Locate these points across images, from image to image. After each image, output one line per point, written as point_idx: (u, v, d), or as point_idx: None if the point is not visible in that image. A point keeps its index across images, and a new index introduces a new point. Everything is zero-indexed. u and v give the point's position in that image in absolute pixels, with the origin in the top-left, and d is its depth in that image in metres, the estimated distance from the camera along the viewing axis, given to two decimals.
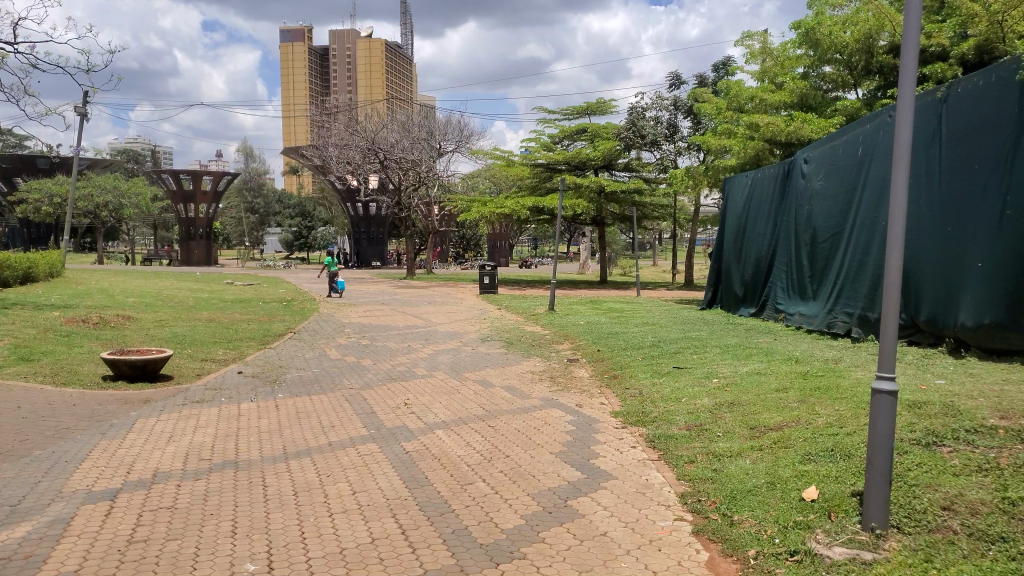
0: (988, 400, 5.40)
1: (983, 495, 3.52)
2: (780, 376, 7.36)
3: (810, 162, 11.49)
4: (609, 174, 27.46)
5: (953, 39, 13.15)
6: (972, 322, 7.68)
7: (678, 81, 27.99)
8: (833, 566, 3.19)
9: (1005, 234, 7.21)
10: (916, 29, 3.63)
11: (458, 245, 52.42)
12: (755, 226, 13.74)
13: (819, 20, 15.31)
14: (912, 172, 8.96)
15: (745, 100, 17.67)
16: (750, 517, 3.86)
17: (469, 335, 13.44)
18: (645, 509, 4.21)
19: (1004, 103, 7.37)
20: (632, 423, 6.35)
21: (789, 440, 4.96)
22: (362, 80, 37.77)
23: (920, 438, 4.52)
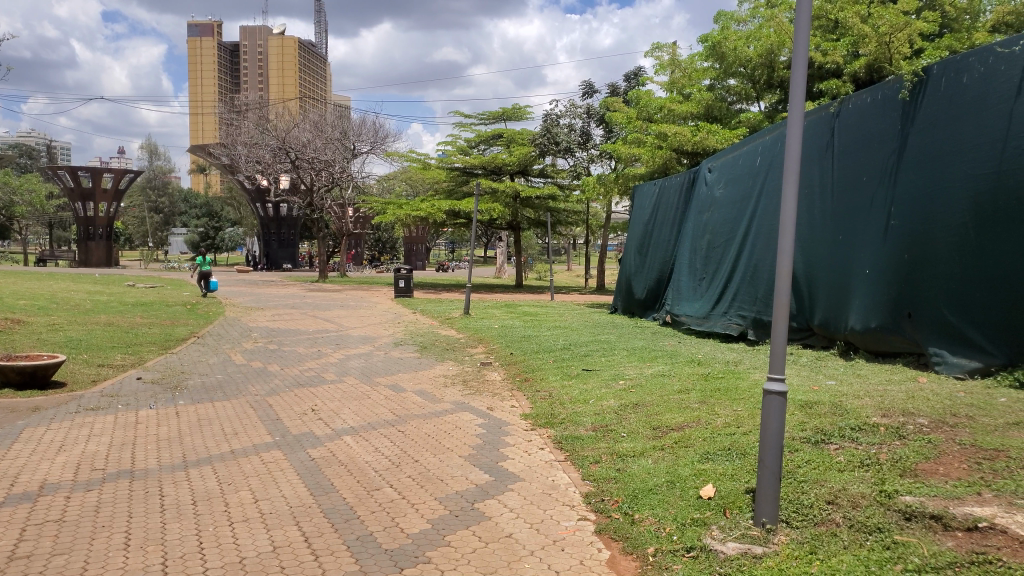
0: (873, 399, 5.73)
1: (865, 489, 3.74)
2: (682, 377, 7.60)
3: (713, 172, 11.92)
4: (525, 180, 27.78)
5: (846, 57, 13.86)
6: (859, 326, 8.12)
7: (592, 90, 28.56)
8: (726, 560, 3.31)
9: (890, 243, 7.65)
10: (805, 49, 3.81)
11: (374, 248, 51.91)
12: (659, 234, 14.12)
13: (725, 35, 15.89)
14: (806, 182, 9.44)
15: (653, 109, 18.16)
16: (651, 516, 3.98)
17: (382, 339, 13.32)
18: (550, 510, 4.29)
19: (889, 120, 7.86)
20: (541, 424, 6.45)
21: (689, 440, 5.14)
22: (273, 78, 36.87)
23: (810, 437, 4.76)
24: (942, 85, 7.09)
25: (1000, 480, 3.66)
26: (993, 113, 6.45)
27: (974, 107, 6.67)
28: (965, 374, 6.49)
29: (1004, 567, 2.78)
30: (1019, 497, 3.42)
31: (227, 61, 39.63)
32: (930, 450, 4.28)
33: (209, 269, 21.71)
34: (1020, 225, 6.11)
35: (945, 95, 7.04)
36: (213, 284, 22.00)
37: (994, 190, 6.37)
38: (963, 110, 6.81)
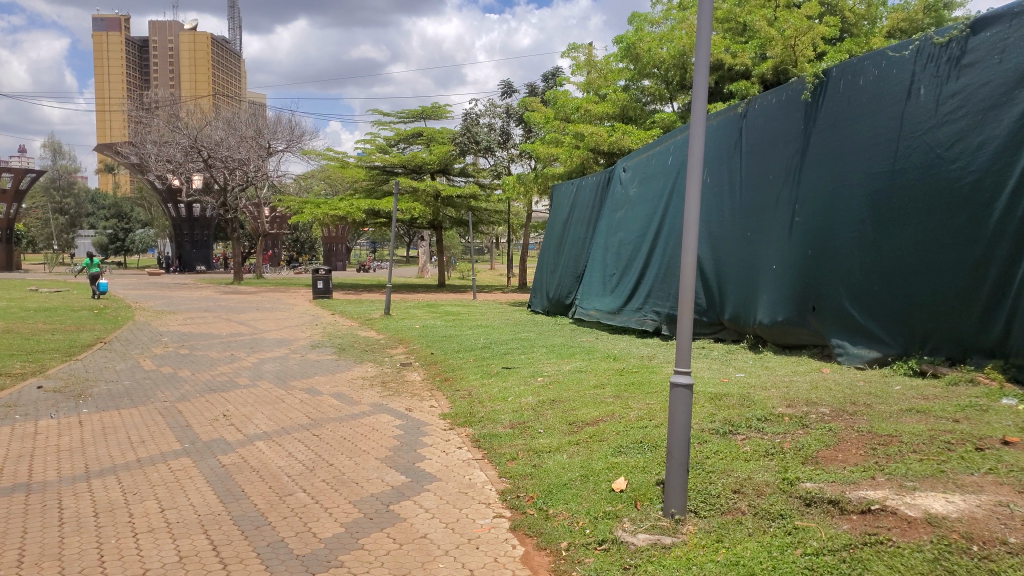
0: (778, 390, 5.95)
1: (768, 477, 3.88)
2: (599, 373, 7.73)
3: (627, 171, 12.13)
4: (446, 179, 27.73)
5: (754, 59, 14.40)
6: (767, 319, 8.40)
7: (511, 90, 28.73)
8: (637, 551, 3.38)
9: (795, 239, 7.94)
10: (708, 52, 3.88)
11: (292, 249, 50.82)
12: (576, 234, 14.28)
13: (639, 37, 16.24)
14: (716, 180, 9.73)
15: (571, 110, 18.38)
16: (564, 511, 4.03)
17: (298, 341, 13.05)
18: (466, 509, 4.29)
19: (793, 120, 8.16)
20: (460, 423, 6.44)
21: (603, 434, 5.22)
22: (184, 74, 35.65)
23: (718, 428, 4.91)
24: (841, 87, 7.41)
25: (893, 465, 3.84)
26: (887, 114, 6.77)
27: (870, 108, 6.99)
28: (865, 364, 6.79)
29: (894, 546, 2.93)
30: (909, 479, 3.60)
31: (135, 57, 38.19)
32: (830, 438, 4.46)
33: (96, 269, 21.34)
34: (912, 220, 6.43)
35: (843, 96, 7.36)
36: (104, 285, 21.52)
37: (888, 187, 6.69)
38: (860, 111, 7.12)
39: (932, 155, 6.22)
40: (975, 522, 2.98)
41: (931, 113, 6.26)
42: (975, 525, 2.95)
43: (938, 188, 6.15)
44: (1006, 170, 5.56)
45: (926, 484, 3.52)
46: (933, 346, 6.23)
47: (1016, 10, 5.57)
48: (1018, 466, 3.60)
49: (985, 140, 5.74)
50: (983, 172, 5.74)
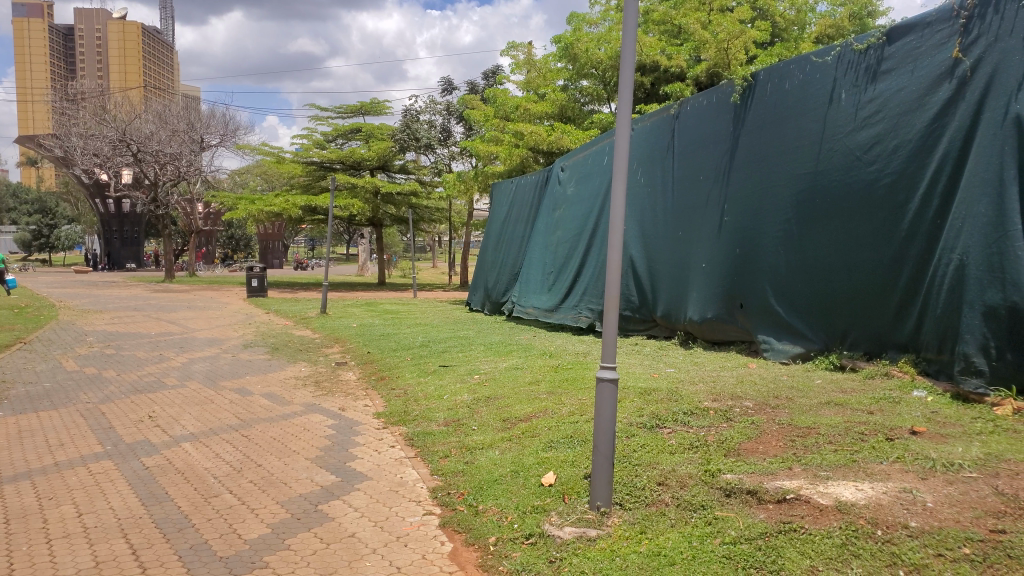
0: (705, 385, 6.12)
1: (691, 469, 3.99)
2: (533, 370, 7.80)
3: (565, 170, 12.24)
4: (385, 176, 27.48)
5: (689, 61, 14.76)
6: (697, 317, 8.59)
7: (451, 87, 28.74)
8: (563, 544, 3.43)
9: (724, 238, 8.14)
10: (634, 50, 3.90)
11: (227, 246, 49.65)
12: (514, 232, 14.33)
13: (577, 37, 16.31)
14: (649, 180, 9.91)
15: (510, 108, 18.46)
16: (494, 506, 4.07)
17: (230, 341, 12.77)
18: (396, 507, 4.28)
19: (723, 122, 8.36)
20: (394, 422, 6.41)
21: (535, 430, 5.28)
22: (113, 65, 34.43)
23: (646, 421, 5.01)
24: (768, 90, 7.62)
25: (810, 455, 4.00)
26: (811, 117, 7.00)
27: (795, 111, 7.20)
28: (789, 359, 7.00)
29: (807, 534, 3.04)
30: (823, 469, 3.75)
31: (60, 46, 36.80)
32: (752, 430, 4.61)
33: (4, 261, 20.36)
34: (833, 221, 6.66)
35: (770, 99, 7.58)
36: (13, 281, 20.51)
37: (812, 188, 6.91)
38: (785, 115, 7.35)
39: (852, 157, 6.46)
40: (881, 508, 3.13)
41: (851, 117, 6.50)
42: (880, 511, 3.10)
43: (857, 189, 6.38)
44: (918, 173, 5.80)
45: (839, 473, 3.67)
46: (852, 341, 6.45)
47: (927, 20, 5.83)
48: (923, 454, 3.80)
49: (899, 145, 5.98)
50: (898, 174, 5.98)
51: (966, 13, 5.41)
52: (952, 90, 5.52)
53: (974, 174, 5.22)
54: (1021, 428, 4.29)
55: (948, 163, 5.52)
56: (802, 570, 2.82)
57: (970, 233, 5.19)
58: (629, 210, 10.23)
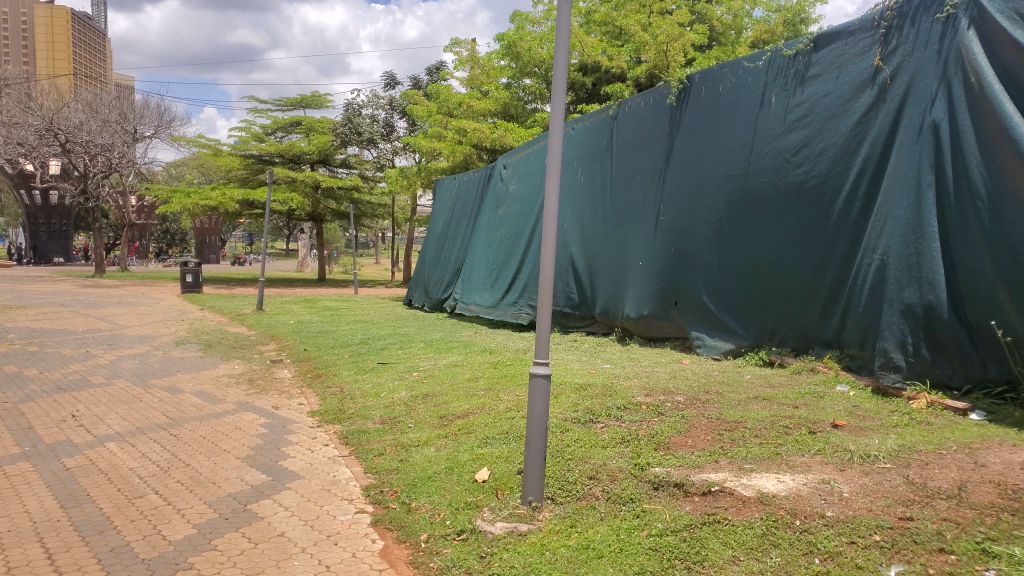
0: (639, 380, 6.22)
1: (622, 463, 4.06)
2: (472, 367, 7.80)
3: (507, 168, 12.26)
4: (327, 170, 27.07)
5: (629, 63, 14.95)
6: (634, 314, 8.71)
7: (394, 82, 28.52)
8: (494, 540, 3.45)
9: (660, 237, 8.28)
10: (566, 50, 3.77)
11: (162, 240, 48.23)
12: (457, 229, 14.28)
13: (520, 35, 16.34)
14: (589, 179, 10.00)
15: (453, 105, 18.40)
16: (427, 503, 4.07)
17: (162, 338, 12.42)
18: (327, 505, 4.24)
19: (659, 123, 8.50)
20: (328, 420, 6.33)
21: (472, 427, 5.29)
22: (40, 51, 33.16)
23: (581, 417, 5.07)
24: (703, 93, 7.78)
25: (736, 448, 4.10)
26: (743, 120, 7.17)
27: (727, 114, 7.37)
28: (721, 355, 7.16)
29: (729, 525, 3.13)
30: (748, 462, 3.86)
31: None
32: (682, 424, 4.71)
33: None
34: (763, 221, 6.83)
35: (704, 102, 7.74)
36: None
37: (743, 189, 7.08)
38: (718, 117, 7.51)
39: (781, 160, 6.64)
40: (800, 499, 3.24)
41: (780, 121, 6.68)
42: (799, 502, 3.21)
43: (786, 191, 6.55)
44: (842, 176, 6.00)
45: (762, 465, 3.78)
46: (781, 337, 6.63)
47: (851, 28, 6.03)
48: (843, 446, 3.94)
49: (825, 148, 6.18)
50: (824, 176, 6.17)
51: (887, 23, 5.63)
52: (874, 96, 5.72)
53: (894, 178, 5.42)
54: (934, 421, 4.50)
55: (870, 167, 5.72)
56: (725, 560, 2.89)
57: (890, 235, 5.38)
58: (569, 209, 10.31)
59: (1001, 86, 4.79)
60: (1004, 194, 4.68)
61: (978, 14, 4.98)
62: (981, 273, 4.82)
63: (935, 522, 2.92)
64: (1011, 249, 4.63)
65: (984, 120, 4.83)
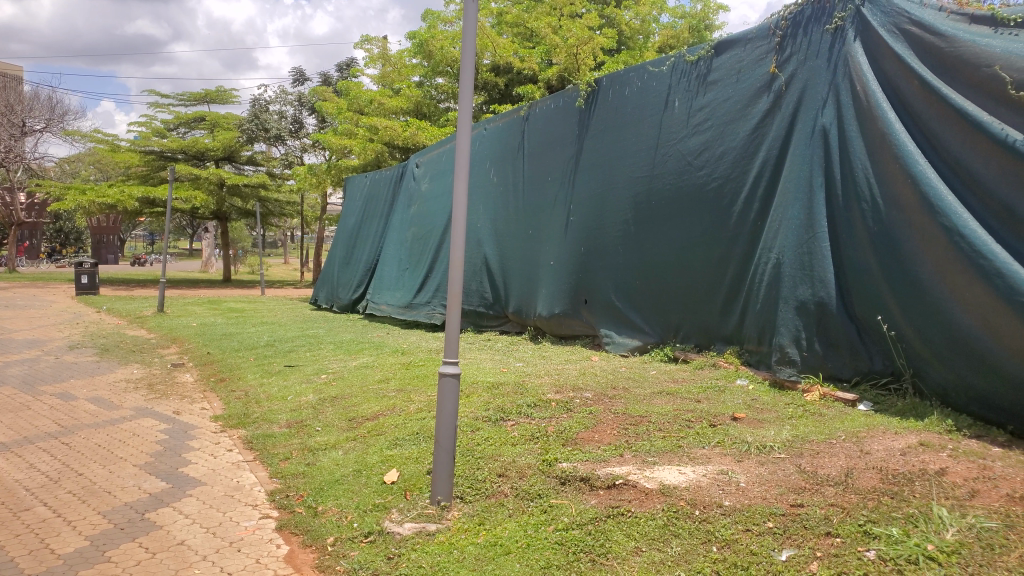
0: (550, 378, 6.30)
1: (530, 460, 4.10)
2: (383, 367, 7.74)
3: (420, 167, 12.20)
4: (233, 168, 26.35)
5: (541, 65, 15.14)
6: (545, 312, 8.82)
7: (303, 77, 27.98)
8: (402, 540, 3.43)
9: (569, 237, 8.41)
10: (473, 49, 3.73)
11: (54, 240, 45.74)
12: (368, 229, 14.09)
13: (432, 34, 16.31)
14: (501, 178, 10.05)
15: (364, 102, 18.17)
16: (334, 506, 4.01)
17: (54, 343, 11.78)
18: (230, 512, 4.13)
19: (569, 125, 8.64)
20: (232, 425, 6.15)
21: (381, 428, 5.25)
22: None
23: (491, 415, 5.10)
24: (610, 95, 7.94)
25: (640, 442, 4.20)
26: (648, 124, 7.36)
27: (633, 117, 7.56)
28: (629, 351, 7.31)
29: (632, 516, 3.22)
30: (651, 455, 3.97)
31: None
32: (590, 420, 4.80)
33: None
34: (668, 221, 7.02)
35: (612, 105, 7.90)
36: None
37: (648, 190, 7.26)
38: (624, 119, 7.69)
39: (684, 162, 6.84)
40: (699, 489, 3.36)
41: (683, 124, 6.88)
42: (698, 493, 3.32)
43: (689, 192, 6.76)
44: (741, 179, 6.23)
45: (665, 458, 3.90)
46: (685, 334, 6.83)
47: (748, 36, 6.28)
48: (741, 438, 4.10)
49: (725, 151, 6.40)
50: (724, 178, 6.39)
51: (781, 33, 5.89)
52: (770, 102, 5.98)
53: (788, 181, 5.67)
54: (826, 412, 4.73)
55: (766, 170, 5.97)
56: (628, 551, 2.97)
57: (785, 236, 5.63)
58: (482, 209, 10.35)
59: (883, 95, 5.08)
60: (885, 196, 4.96)
61: (863, 27, 5.28)
62: (866, 271, 5.08)
63: (823, 508, 3.07)
64: (892, 248, 4.90)
65: (868, 126, 5.11)
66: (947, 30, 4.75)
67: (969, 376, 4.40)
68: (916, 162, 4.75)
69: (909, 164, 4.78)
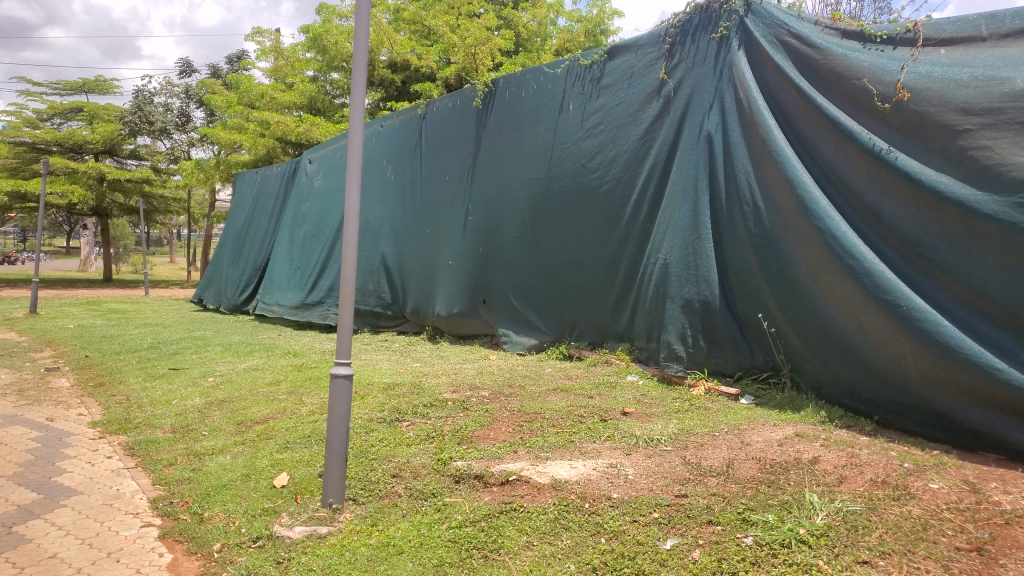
0: (447, 377, 6.31)
1: (425, 459, 4.10)
2: (275, 370, 7.53)
3: (313, 163, 11.95)
4: (114, 162, 25.00)
5: (438, 63, 15.11)
6: (443, 312, 8.80)
7: (190, 69, 26.94)
8: (292, 544, 3.36)
9: (467, 236, 8.43)
10: (366, 46, 3.68)
11: None
12: (257, 226, 13.68)
13: (326, 28, 16.04)
14: (398, 177, 9.98)
15: (255, 96, 17.63)
16: (221, 512, 3.89)
17: None
18: (108, 521, 3.94)
19: (467, 124, 8.67)
20: (112, 431, 5.85)
21: (272, 431, 5.12)
22: None
23: (386, 416, 5.05)
24: (506, 96, 8.02)
25: (534, 438, 4.27)
26: (544, 125, 7.47)
27: (529, 119, 7.66)
28: (525, 350, 7.40)
29: (525, 512, 3.27)
30: (544, 451, 4.04)
31: None
32: (485, 418, 4.83)
33: None
34: (563, 222, 7.15)
35: (508, 105, 7.98)
36: None
37: (544, 191, 7.37)
38: (521, 120, 7.79)
39: (578, 164, 6.98)
40: (589, 483, 3.45)
41: (577, 126, 7.02)
42: (588, 486, 3.41)
43: (583, 193, 6.90)
44: (632, 181, 6.42)
45: (557, 453, 3.98)
46: (579, 332, 6.96)
47: (639, 42, 6.46)
48: (629, 432, 4.23)
49: (617, 154, 6.58)
50: (616, 181, 6.57)
51: (670, 40, 6.10)
52: (659, 108, 6.18)
53: (676, 184, 5.89)
54: (710, 405, 4.93)
55: (656, 173, 6.16)
56: (520, 546, 3.02)
57: (673, 237, 5.84)
58: (379, 207, 10.24)
59: (764, 103, 5.34)
60: (766, 200, 5.21)
61: (746, 38, 5.55)
62: (748, 271, 5.33)
63: (705, 497, 3.21)
64: (771, 249, 5.15)
65: (750, 133, 5.36)
66: (822, 42, 5.03)
67: (840, 370, 4.68)
68: (793, 167, 5.02)
69: (788, 169, 5.04)
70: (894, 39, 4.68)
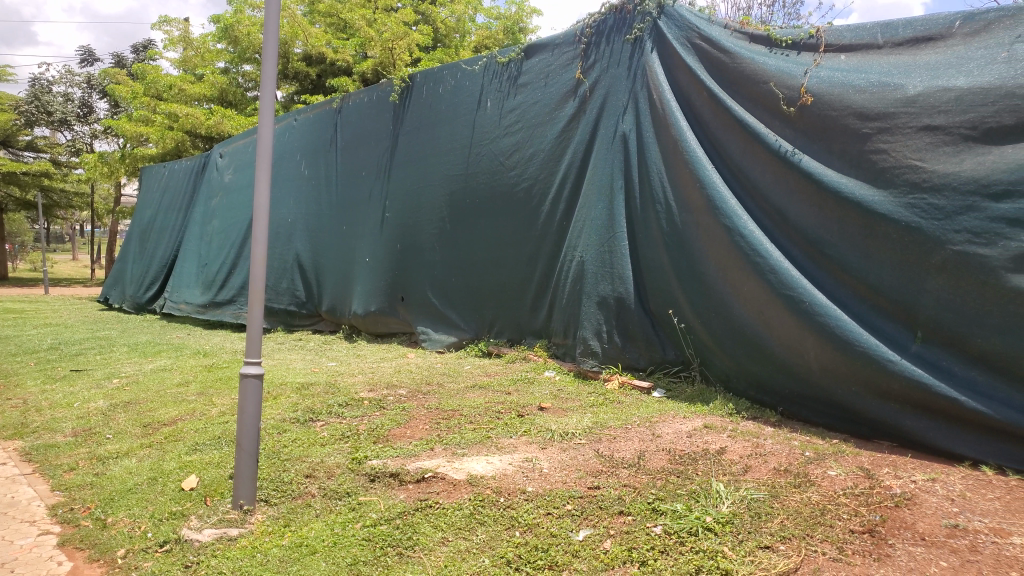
0: (364, 375, 6.24)
1: (339, 459, 4.05)
2: (184, 370, 7.30)
3: (224, 157, 11.60)
4: (9, 154, 23.70)
5: (355, 57, 14.88)
6: (360, 310, 8.70)
7: (93, 58, 25.76)
8: (201, 548, 3.27)
9: (385, 233, 8.35)
10: (275, 37, 3.60)
11: None
12: (165, 222, 13.19)
13: (237, 19, 15.59)
14: (313, 172, 9.80)
15: (162, 87, 17.00)
16: (125, 517, 3.74)
17: None
18: (2, 531, 3.75)
19: (384, 119, 8.58)
20: (6, 436, 5.55)
21: (180, 433, 4.96)
22: None
23: (300, 416, 4.96)
24: (424, 92, 7.98)
25: (451, 435, 4.28)
26: (462, 121, 7.47)
27: (447, 115, 7.65)
28: (444, 347, 7.39)
29: (439, 508, 3.28)
30: (461, 447, 4.06)
31: None
32: (402, 416, 4.80)
33: None
34: (481, 219, 7.17)
35: (426, 102, 7.94)
36: None
37: (463, 188, 7.38)
38: (438, 116, 7.76)
39: (496, 161, 7.01)
40: (505, 478, 3.48)
41: (495, 124, 7.05)
42: (503, 481, 3.44)
43: (501, 190, 6.94)
44: (548, 179, 6.49)
45: (474, 449, 4.00)
46: (498, 329, 7.00)
47: (556, 42, 6.54)
48: (545, 427, 4.29)
49: (534, 152, 6.63)
50: (533, 179, 6.63)
51: (586, 40, 6.21)
52: (575, 108, 6.28)
53: (593, 183, 5.99)
54: (624, 399, 5.04)
55: (572, 172, 6.25)
56: (435, 542, 3.02)
57: (590, 234, 5.93)
58: (293, 203, 10.03)
59: (676, 105, 5.49)
60: (676, 198, 5.35)
61: (658, 39, 5.69)
62: (660, 268, 5.46)
63: (617, 488, 3.29)
64: (682, 247, 5.30)
65: (662, 133, 5.50)
66: (730, 46, 5.20)
67: (747, 364, 4.85)
68: (703, 167, 5.17)
69: (698, 169, 5.19)
70: (798, 44, 4.87)
